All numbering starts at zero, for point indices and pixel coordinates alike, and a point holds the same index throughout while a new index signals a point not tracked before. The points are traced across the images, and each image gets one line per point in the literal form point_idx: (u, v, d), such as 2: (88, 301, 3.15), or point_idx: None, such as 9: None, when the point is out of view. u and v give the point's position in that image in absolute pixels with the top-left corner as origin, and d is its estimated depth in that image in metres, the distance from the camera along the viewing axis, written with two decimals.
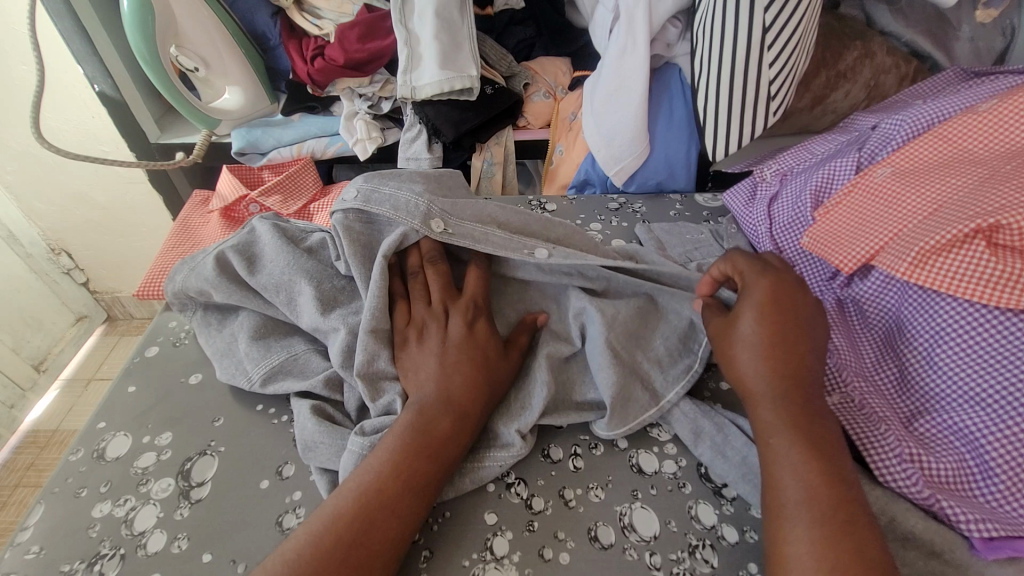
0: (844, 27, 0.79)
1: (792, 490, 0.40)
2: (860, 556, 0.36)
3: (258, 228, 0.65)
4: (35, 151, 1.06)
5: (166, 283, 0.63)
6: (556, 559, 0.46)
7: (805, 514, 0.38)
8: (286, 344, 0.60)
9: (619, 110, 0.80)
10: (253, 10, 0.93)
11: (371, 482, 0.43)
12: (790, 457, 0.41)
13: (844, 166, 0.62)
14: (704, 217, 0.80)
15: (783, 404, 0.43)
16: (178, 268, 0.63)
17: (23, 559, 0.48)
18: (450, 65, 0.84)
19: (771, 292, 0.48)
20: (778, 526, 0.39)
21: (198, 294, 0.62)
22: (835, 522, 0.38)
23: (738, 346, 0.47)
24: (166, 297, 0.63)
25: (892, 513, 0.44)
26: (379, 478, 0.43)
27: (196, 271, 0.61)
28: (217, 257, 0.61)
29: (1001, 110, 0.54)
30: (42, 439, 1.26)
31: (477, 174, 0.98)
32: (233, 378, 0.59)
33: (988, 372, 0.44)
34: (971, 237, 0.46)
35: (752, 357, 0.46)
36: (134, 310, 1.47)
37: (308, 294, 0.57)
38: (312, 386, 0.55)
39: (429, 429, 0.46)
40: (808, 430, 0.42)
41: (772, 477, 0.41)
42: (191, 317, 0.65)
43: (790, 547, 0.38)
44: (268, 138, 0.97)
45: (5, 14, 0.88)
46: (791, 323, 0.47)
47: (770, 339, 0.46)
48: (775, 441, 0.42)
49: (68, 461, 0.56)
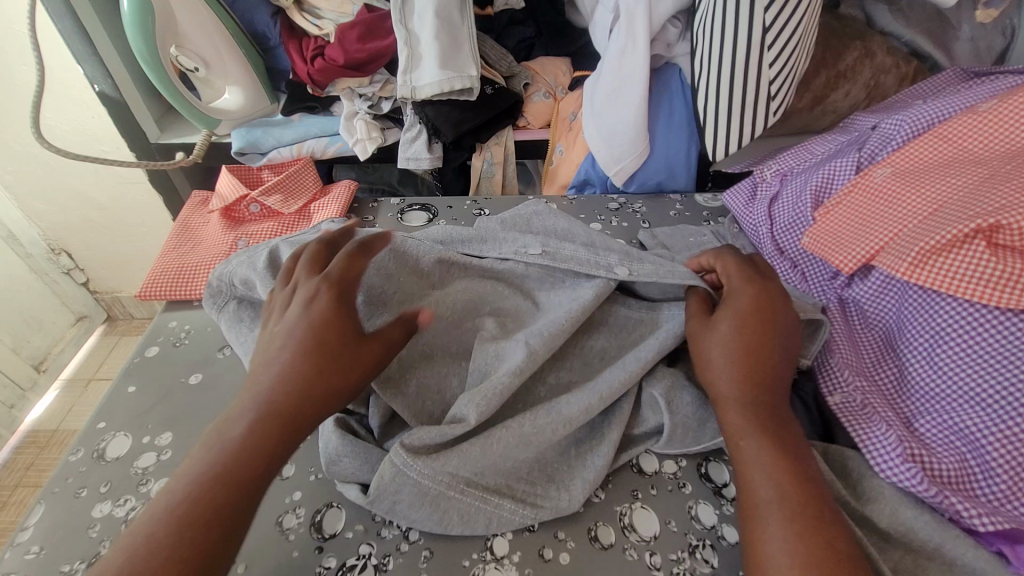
0: (844, 26, 0.79)
1: (764, 489, 0.40)
2: (837, 558, 0.36)
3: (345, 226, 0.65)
4: (35, 152, 1.06)
5: (219, 266, 0.64)
6: (556, 559, 0.46)
7: (778, 513, 0.38)
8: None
9: (619, 111, 0.79)
10: (253, 10, 0.93)
11: (244, 469, 0.37)
12: (761, 460, 0.41)
13: (844, 166, 0.62)
14: (704, 217, 0.80)
15: (758, 409, 0.43)
16: (235, 255, 0.65)
17: (23, 559, 0.48)
18: (450, 65, 0.84)
19: (754, 300, 0.49)
20: (754, 527, 0.39)
21: (241, 284, 0.61)
22: (804, 521, 0.37)
23: (713, 346, 0.47)
24: (206, 282, 0.64)
25: (898, 512, 0.44)
26: (214, 465, 0.37)
27: (249, 262, 0.62)
28: (272, 253, 0.62)
29: (1001, 110, 0.54)
30: (42, 439, 1.26)
31: (477, 174, 0.99)
32: None
33: (988, 372, 0.44)
34: (971, 236, 0.47)
35: (720, 349, 0.47)
36: (134, 310, 1.47)
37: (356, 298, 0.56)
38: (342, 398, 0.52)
39: (277, 407, 0.39)
40: (775, 431, 0.42)
41: (744, 480, 0.41)
42: (222, 307, 0.63)
43: (766, 546, 0.38)
44: (269, 138, 0.97)
45: (6, 14, 0.88)
46: (768, 331, 0.47)
47: (749, 348, 0.46)
48: (745, 443, 0.42)
49: (69, 461, 0.56)
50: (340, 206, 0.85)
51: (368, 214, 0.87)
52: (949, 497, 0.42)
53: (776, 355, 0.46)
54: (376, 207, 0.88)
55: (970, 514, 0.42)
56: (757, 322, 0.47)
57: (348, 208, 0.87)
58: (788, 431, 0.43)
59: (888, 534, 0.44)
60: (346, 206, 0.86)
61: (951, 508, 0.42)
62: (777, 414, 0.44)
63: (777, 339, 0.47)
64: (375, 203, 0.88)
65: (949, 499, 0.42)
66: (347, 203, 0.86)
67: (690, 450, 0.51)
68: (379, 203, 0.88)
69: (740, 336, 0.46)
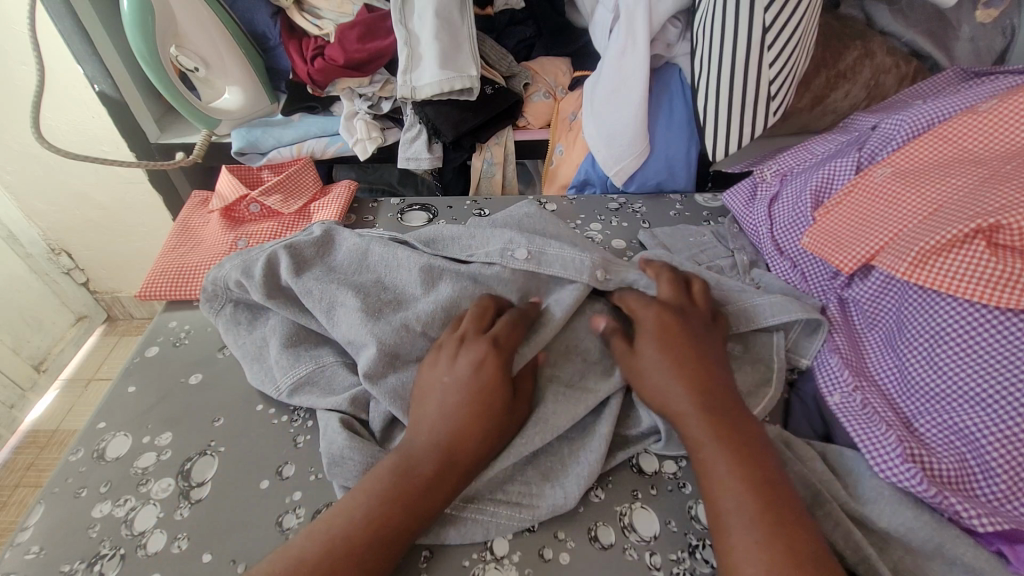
0: (844, 26, 0.79)
1: (727, 497, 0.40)
2: (795, 557, 0.37)
3: (336, 232, 0.67)
4: (35, 151, 1.06)
5: (212, 270, 0.64)
6: (556, 559, 0.46)
7: (741, 519, 0.39)
8: (314, 354, 0.59)
9: (619, 111, 0.79)
10: (253, 10, 0.93)
11: (392, 528, 0.42)
12: (719, 468, 0.41)
13: (844, 166, 0.62)
14: (704, 217, 0.80)
15: (709, 417, 0.44)
16: (230, 258, 0.65)
17: (23, 559, 0.48)
18: (450, 65, 0.84)
19: (665, 317, 0.50)
20: (721, 538, 0.39)
21: (237, 289, 0.62)
22: (768, 524, 0.38)
23: (645, 365, 0.48)
24: (201, 287, 0.64)
25: (899, 514, 0.43)
26: (351, 523, 0.42)
27: (244, 266, 0.63)
28: (267, 257, 0.62)
29: (1001, 109, 0.54)
30: (42, 439, 1.26)
31: (477, 174, 0.99)
32: (263, 385, 0.59)
33: (988, 372, 0.44)
34: (971, 236, 0.46)
35: (653, 366, 0.48)
36: (134, 310, 1.47)
37: (349, 305, 0.57)
38: (338, 403, 0.54)
39: (410, 468, 0.44)
40: (729, 438, 0.43)
41: (705, 490, 0.42)
42: (218, 310, 0.64)
43: (731, 555, 0.38)
44: (269, 138, 0.97)
45: (5, 14, 0.88)
46: (690, 343, 0.48)
47: (677, 360, 0.47)
48: (704, 453, 0.43)
49: (68, 461, 0.56)
50: (338, 209, 0.85)
51: (368, 215, 0.87)
52: (947, 497, 0.42)
53: (706, 363, 0.47)
54: (376, 208, 0.87)
55: (970, 515, 0.42)
56: (675, 337, 0.48)
57: (347, 208, 0.87)
58: (743, 434, 0.43)
59: (889, 536, 0.44)
60: (346, 207, 0.86)
61: (949, 509, 0.42)
62: (728, 419, 0.44)
63: (708, 353, 0.48)
64: (375, 203, 0.88)
65: (948, 499, 0.42)
66: (347, 203, 0.86)
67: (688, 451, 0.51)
68: (379, 203, 0.88)
69: (671, 347, 0.47)
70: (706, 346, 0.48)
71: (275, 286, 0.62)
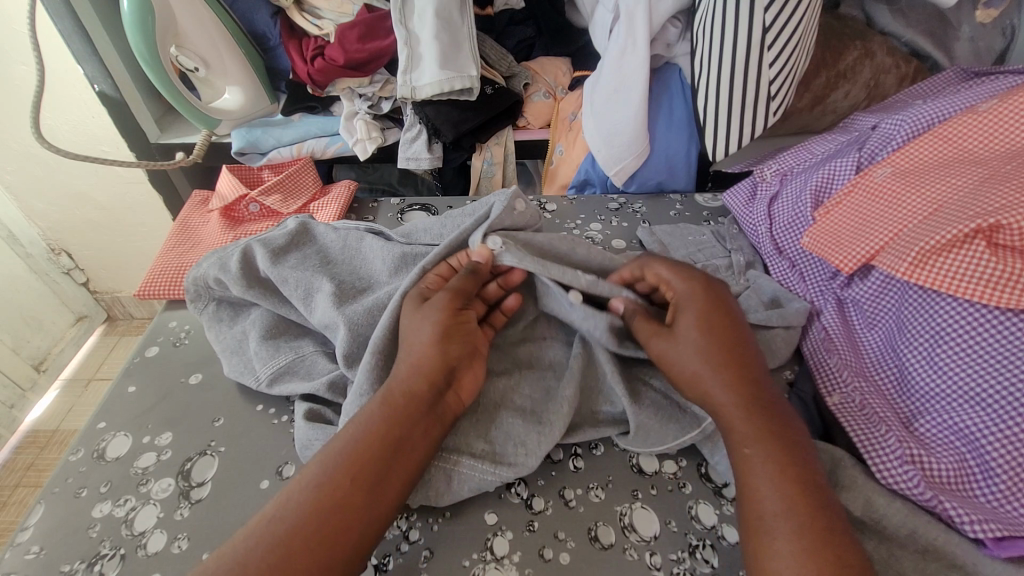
0: (844, 26, 0.79)
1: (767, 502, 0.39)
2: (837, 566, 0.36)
3: (313, 225, 0.68)
4: (35, 152, 1.06)
5: (189, 272, 0.64)
6: (555, 559, 0.46)
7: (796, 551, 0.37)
8: (295, 345, 0.60)
9: (619, 111, 0.79)
10: (253, 9, 0.93)
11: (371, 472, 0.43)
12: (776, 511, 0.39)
13: (844, 166, 0.62)
14: (704, 217, 0.80)
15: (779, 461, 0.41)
16: (204, 258, 0.65)
17: (23, 559, 0.48)
18: (450, 65, 0.84)
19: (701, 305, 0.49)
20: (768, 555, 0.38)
21: (217, 286, 0.63)
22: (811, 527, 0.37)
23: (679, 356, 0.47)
24: (183, 287, 0.64)
25: (904, 521, 0.43)
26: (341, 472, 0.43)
27: (220, 263, 0.63)
28: (242, 250, 0.63)
29: (1001, 109, 0.54)
30: (42, 439, 1.25)
31: (477, 174, 0.99)
32: (242, 376, 0.59)
33: (988, 372, 0.44)
34: (971, 236, 0.46)
35: (720, 381, 0.45)
36: (134, 310, 1.48)
37: (325, 290, 0.58)
38: (315, 388, 0.55)
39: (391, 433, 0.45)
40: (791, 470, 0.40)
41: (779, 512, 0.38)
42: (202, 309, 0.64)
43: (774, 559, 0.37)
44: (269, 138, 0.97)
45: (6, 14, 0.88)
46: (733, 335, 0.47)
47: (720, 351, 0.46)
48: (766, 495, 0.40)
49: (68, 460, 0.56)
50: (339, 206, 0.85)
51: (367, 214, 0.86)
52: (943, 500, 0.43)
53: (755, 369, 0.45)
54: (376, 208, 0.87)
55: (965, 518, 0.42)
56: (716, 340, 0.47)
57: (347, 208, 0.87)
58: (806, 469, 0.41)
59: (891, 544, 0.43)
60: (346, 206, 0.86)
61: (945, 511, 0.43)
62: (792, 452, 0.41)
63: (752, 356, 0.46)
64: (375, 203, 0.88)
65: (943, 502, 0.43)
66: (347, 203, 0.86)
67: (654, 450, 0.50)
68: (379, 203, 0.88)
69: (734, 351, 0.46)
70: (745, 328, 0.48)
71: (252, 277, 0.62)
